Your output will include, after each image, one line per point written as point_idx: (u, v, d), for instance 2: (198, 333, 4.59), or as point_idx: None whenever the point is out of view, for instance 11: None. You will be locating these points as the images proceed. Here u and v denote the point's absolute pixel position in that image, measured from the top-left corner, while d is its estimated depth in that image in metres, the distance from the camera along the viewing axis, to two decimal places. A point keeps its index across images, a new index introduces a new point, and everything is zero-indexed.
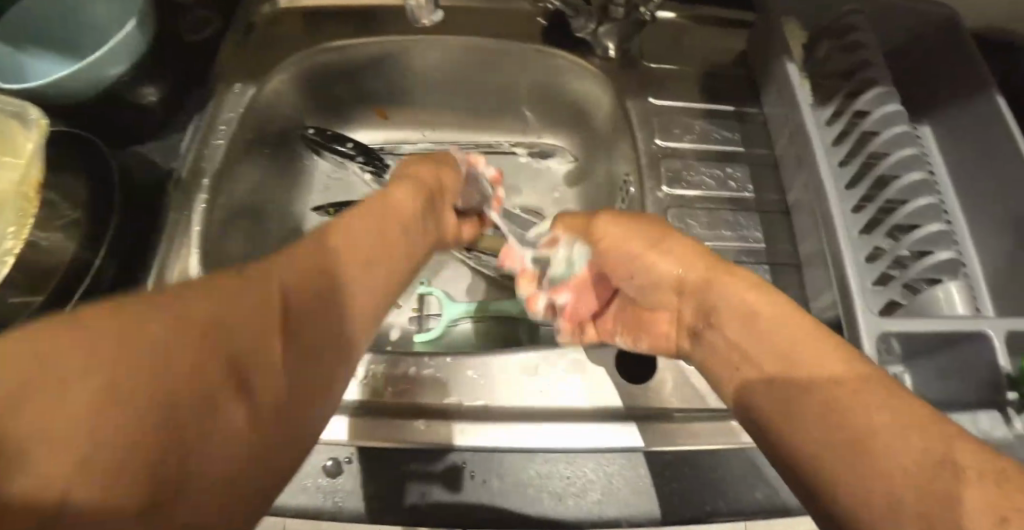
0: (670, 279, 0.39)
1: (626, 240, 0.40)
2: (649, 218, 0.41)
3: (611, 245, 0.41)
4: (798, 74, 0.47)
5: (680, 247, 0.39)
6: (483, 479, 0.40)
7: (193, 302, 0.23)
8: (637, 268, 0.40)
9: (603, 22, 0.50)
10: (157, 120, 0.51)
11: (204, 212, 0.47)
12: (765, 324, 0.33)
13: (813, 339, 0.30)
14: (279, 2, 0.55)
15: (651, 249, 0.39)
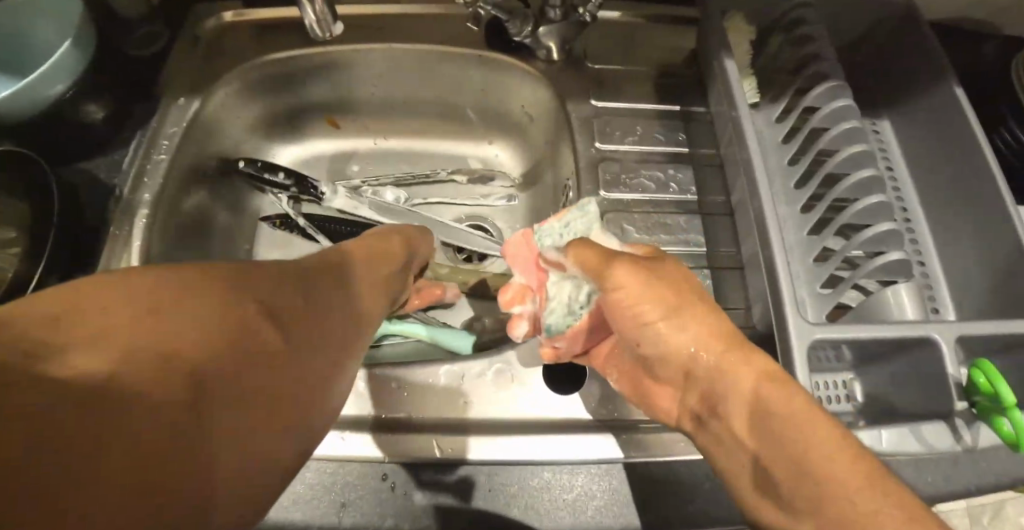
0: (679, 358, 0.35)
1: (644, 301, 0.35)
2: (676, 283, 0.36)
3: (620, 296, 0.36)
4: (736, 72, 0.46)
5: (697, 316, 0.35)
6: (496, 490, 0.39)
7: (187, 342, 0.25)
8: (646, 335, 0.36)
9: (540, 24, 0.49)
10: (101, 136, 0.52)
11: (145, 226, 0.48)
12: (736, 379, 0.33)
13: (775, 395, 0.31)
14: (224, 15, 0.56)
15: (667, 316, 0.35)
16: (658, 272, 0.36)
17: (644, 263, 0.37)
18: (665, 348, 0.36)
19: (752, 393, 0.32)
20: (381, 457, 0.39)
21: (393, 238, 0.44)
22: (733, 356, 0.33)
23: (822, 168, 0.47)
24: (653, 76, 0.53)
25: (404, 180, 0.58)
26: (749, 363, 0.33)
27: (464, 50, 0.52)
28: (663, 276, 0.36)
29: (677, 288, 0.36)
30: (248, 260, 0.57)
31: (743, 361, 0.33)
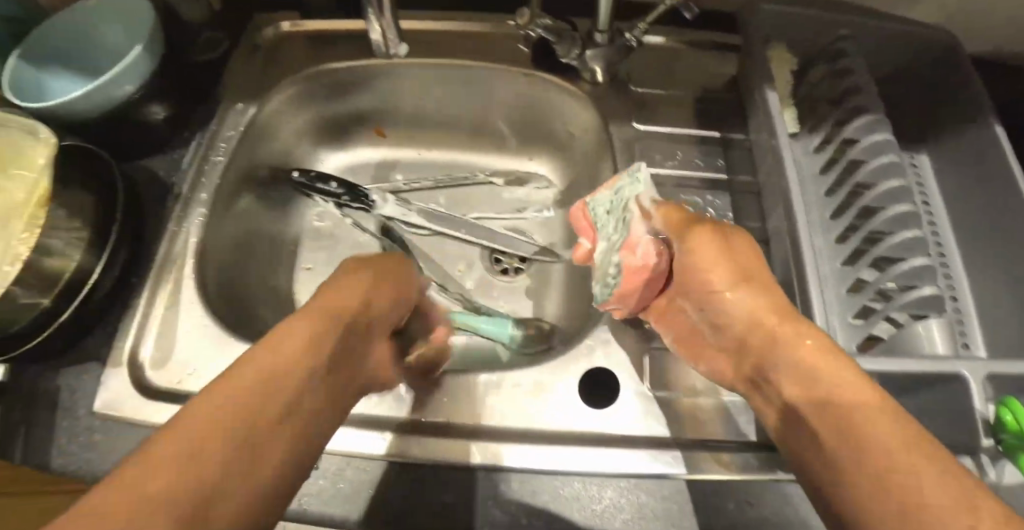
0: (739, 323, 0.38)
1: (720, 272, 0.39)
2: (737, 250, 0.39)
3: (700, 258, 0.40)
4: (775, 103, 0.47)
5: (750, 290, 0.38)
6: (520, 496, 0.40)
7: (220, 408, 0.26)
8: (714, 303, 0.39)
9: (587, 48, 0.51)
10: (164, 137, 0.55)
11: (202, 224, 0.50)
12: (791, 347, 0.34)
13: (836, 374, 0.31)
14: (282, 26, 0.58)
15: (735, 283, 0.38)
16: (731, 241, 0.40)
17: (693, 228, 0.40)
18: (726, 312, 0.39)
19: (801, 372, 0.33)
20: (420, 459, 0.41)
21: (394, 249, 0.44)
22: (782, 334, 0.35)
23: (859, 200, 0.48)
24: (694, 101, 0.54)
25: (444, 184, 0.59)
26: (798, 343, 0.34)
27: (510, 68, 0.54)
28: (733, 249, 0.39)
29: (741, 268, 0.39)
30: (293, 259, 0.58)
31: (795, 342, 0.34)
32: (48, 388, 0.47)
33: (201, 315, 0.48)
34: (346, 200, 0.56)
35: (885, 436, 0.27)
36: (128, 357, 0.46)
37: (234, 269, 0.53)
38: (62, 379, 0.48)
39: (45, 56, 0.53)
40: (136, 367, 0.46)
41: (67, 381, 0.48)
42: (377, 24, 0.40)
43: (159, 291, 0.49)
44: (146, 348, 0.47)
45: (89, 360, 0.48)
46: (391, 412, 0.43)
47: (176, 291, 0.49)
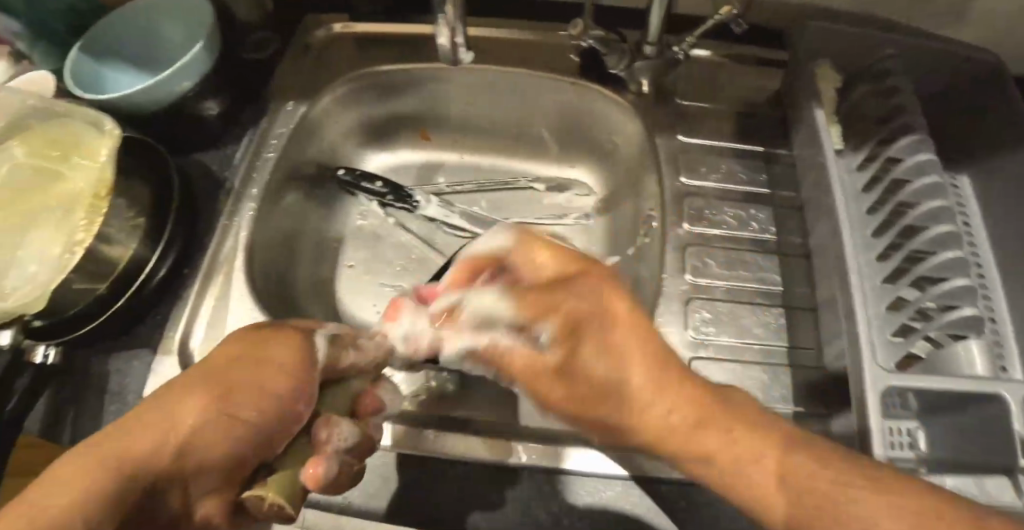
0: (659, 418, 0.35)
1: (622, 364, 0.36)
2: (637, 330, 0.37)
3: (593, 325, 0.38)
4: (823, 120, 0.48)
5: (644, 366, 0.36)
6: (561, 498, 0.41)
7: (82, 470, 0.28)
8: (625, 391, 0.36)
9: (636, 60, 0.52)
10: (218, 131, 0.56)
11: (253, 218, 0.52)
12: (715, 445, 0.32)
13: (755, 446, 0.32)
14: (333, 27, 0.60)
15: (641, 369, 0.36)
16: (590, 301, 0.38)
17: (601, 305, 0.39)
18: (642, 407, 0.35)
19: (734, 460, 0.32)
20: (466, 457, 0.42)
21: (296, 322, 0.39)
22: (705, 432, 0.33)
23: (902, 219, 0.49)
24: (737, 115, 0.55)
25: (486, 187, 0.61)
26: (720, 437, 0.32)
27: (557, 77, 0.55)
28: (621, 318, 0.37)
29: (654, 356, 0.36)
30: (334, 257, 0.59)
31: (704, 421, 0.33)
32: (100, 372, 0.48)
33: (251, 307, 0.49)
34: (390, 199, 0.58)
35: (855, 507, 0.28)
36: (179, 345, 0.48)
37: (281, 263, 0.55)
38: (114, 364, 0.49)
39: (104, 49, 0.54)
40: (186, 356, 0.47)
41: (118, 367, 0.49)
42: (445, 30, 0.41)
43: (209, 282, 0.50)
44: (196, 337, 0.48)
45: (139, 346, 0.49)
46: (438, 409, 0.45)
47: (227, 283, 0.50)
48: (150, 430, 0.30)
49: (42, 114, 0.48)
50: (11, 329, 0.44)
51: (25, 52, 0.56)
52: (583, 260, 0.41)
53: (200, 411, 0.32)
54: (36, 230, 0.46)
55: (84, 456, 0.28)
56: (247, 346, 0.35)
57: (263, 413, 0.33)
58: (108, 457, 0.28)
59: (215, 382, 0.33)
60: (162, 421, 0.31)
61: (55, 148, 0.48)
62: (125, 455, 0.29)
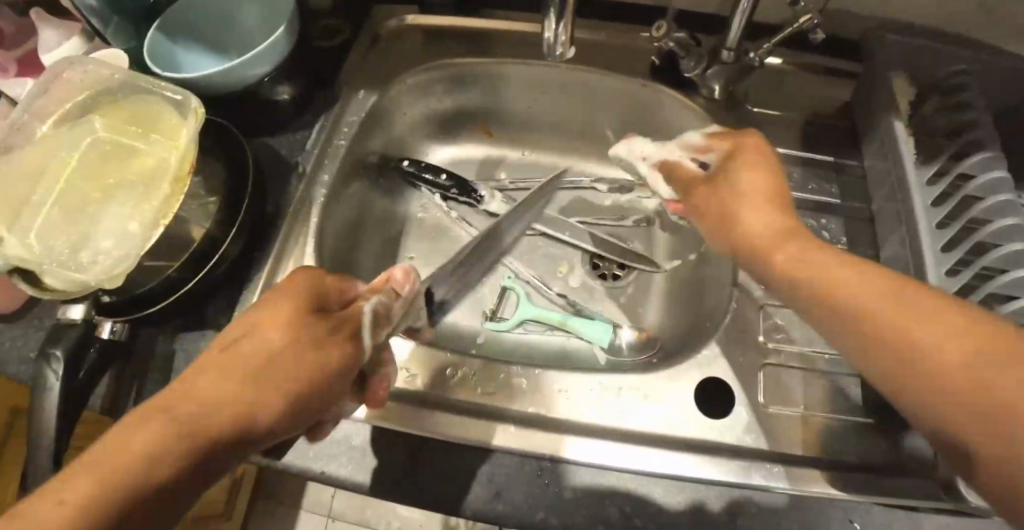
0: (790, 263, 0.37)
1: (752, 180, 0.42)
2: (766, 159, 0.42)
3: (731, 179, 0.43)
4: (903, 132, 0.49)
5: (777, 213, 0.40)
6: (607, 493, 0.41)
7: (165, 424, 0.27)
8: (749, 220, 0.40)
9: (712, 66, 0.52)
10: (288, 117, 0.56)
11: (323, 205, 0.52)
12: (846, 281, 0.33)
13: (863, 283, 0.32)
14: (405, 17, 0.60)
15: (771, 200, 0.40)
16: (744, 161, 0.43)
17: (741, 152, 0.44)
18: (747, 231, 0.40)
19: (831, 287, 0.33)
20: (540, 451, 0.42)
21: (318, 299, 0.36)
22: (796, 241, 0.37)
23: (972, 235, 0.49)
24: (807, 125, 0.55)
25: (548, 187, 0.61)
26: (798, 260, 0.36)
27: (628, 77, 0.55)
28: (755, 159, 0.42)
29: (777, 195, 0.41)
30: (396, 247, 0.60)
31: (803, 258, 0.36)
32: (166, 351, 0.48)
33: None
34: (455, 193, 0.59)
35: (910, 316, 0.29)
36: None
37: (344, 252, 0.55)
38: (181, 344, 0.49)
39: (180, 28, 0.54)
40: None
41: (184, 346, 0.49)
42: (556, 28, 0.40)
43: (278, 267, 0.50)
44: None
45: (207, 327, 0.49)
46: (507, 403, 0.45)
47: (297, 267, 0.50)
48: (202, 425, 0.28)
49: (129, 90, 0.49)
50: (84, 304, 0.44)
51: (99, 30, 0.53)
52: (733, 135, 0.45)
53: (265, 388, 0.31)
54: (109, 203, 0.46)
55: (88, 473, 0.24)
56: (299, 336, 0.33)
57: (317, 379, 0.33)
58: (125, 463, 0.25)
59: (262, 369, 0.31)
60: (212, 414, 0.29)
61: (133, 124, 0.48)
62: (201, 432, 0.27)
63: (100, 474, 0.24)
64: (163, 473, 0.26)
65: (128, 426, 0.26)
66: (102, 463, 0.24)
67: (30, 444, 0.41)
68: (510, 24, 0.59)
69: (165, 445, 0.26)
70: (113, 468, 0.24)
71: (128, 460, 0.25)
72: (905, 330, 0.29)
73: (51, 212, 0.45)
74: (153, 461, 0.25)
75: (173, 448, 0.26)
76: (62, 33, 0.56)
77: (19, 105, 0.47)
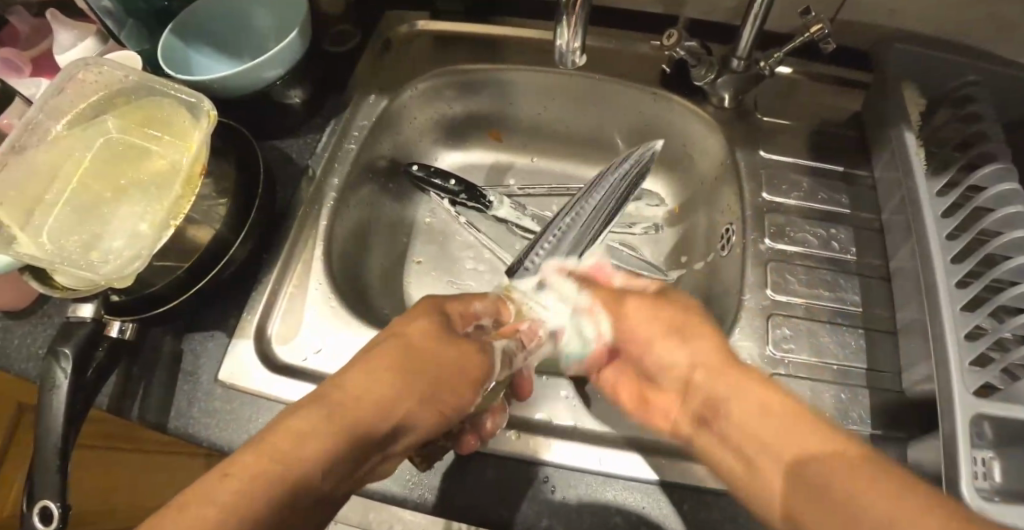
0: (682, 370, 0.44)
1: (680, 372, 0.44)
2: (677, 308, 0.46)
3: (658, 354, 0.46)
4: (913, 144, 0.48)
5: (699, 341, 0.43)
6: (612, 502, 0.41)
7: (307, 419, 0.32)
8: (653, 354, 0.46)
9: (722, 74, 0.52)
10: (299, 120, 0.56)
11: (333, 209, 0.53)
12: (715, 395, 0.41)
13: (748, 407, 0.39)
14: (416, 23, 0.60)
15: (667, 336, 0.45)
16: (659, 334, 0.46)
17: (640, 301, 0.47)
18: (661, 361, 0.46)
19: (733, 443, 0.39)
20: (549, 458, 0.42)
21: (424, 317, 0.42)
22: (723, 382, 0.41)
23: (984, 246, 0.48)
24: (815, 134, 0.56)
25: (557, 192, 0.61)
26: (734, 399, 0.40)
27: (638, 85, 0.56)
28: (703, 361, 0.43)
29: (716, 362, 0.42)
30: (405, 251, 0.60)
31: (733, 466, 0.38)
32: (174, 350, 0.48)
33: (328, 297, 0.50)
34: (463, 198, 0.59)
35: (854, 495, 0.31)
36: (256, 329, 0.48)
37: (352, 254, 0.55)
38: (189, 343, 0.49)
39: (192, 29, 0.55)
40: (264, 339, 0.48)
41: (192, 346, 0.49)
42: (565, 36, 0.40)
43: (288, 270, 0.51)
44: (273, 323, 0.49)
45: (216, 328, 0.49)
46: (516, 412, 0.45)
47: (306, 270, 0.51)
48: (340, 416, 0.33)
49: (144, 91, 0.50)
50: (95, 302, 0.44)
51: (113, 32, 0.54)
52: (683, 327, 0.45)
53: (402, 392, 0.37)
54: (119, 204, 0.46)
55: (262, 447, 0.30)
56: (432, 335, 0.41)
57: (444, 389, 0.39)
58: (284, 446, 0.30)
59: (401, 367, 0.38)
60: (349, 410, 0.34)
61: (148, 125, 0.49)
62: (353, 426, 0.33)
63: (267, 460, 0.29)
64: (316, 452, 0.31)
65: (294, 418, 0.32)
66: (273, 443, 0.30)
67: (35, 444, 0.40)
68: (519, 32, 0.59)
69: (318, 432, 0.32)
70: (275, 452, 0.30)
71: (286, 445, 0.31)
72: (789, 468, 0.35)
73: (64, 210, 0.45)
74: (323, 451, 0.31)
75: (327, 436, 0.32)
76: (77, 34, 0.57)
77: (34, 102, 0.47)
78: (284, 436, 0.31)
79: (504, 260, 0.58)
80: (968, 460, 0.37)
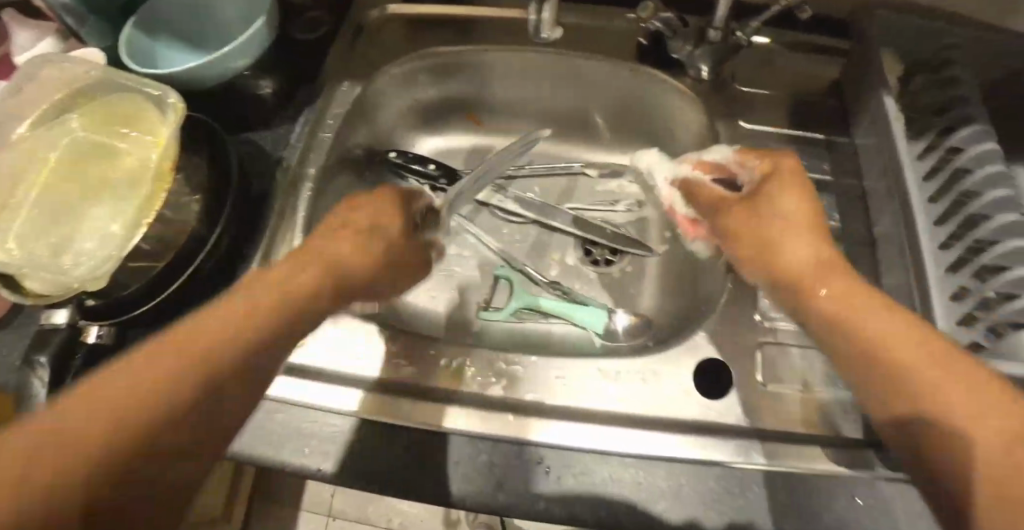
0: (774, 269, 0.41)
1: (807, 260, 0.39)
2: (789, 173, 0.43)
3: (766, 205, 0.43)
4: (892, 109, 0.48)
5: (810, 241, 0.40)
6: (600, 482, 0.40)
7: (140, 360, 0.28)
8: (764, 218, 0.43)
9: (699, 45, 0.51)
10: (271, 111, 0.54)
11: (308, 201, 0.52)
12: (850, 315, 0.35)
13: (926, 362, 0.31)
14: (388, 7, 0.59)
15: (790, 194, 0.42)
16: (780, 188, 0.43)
17: (772, 190, 0.43)
18: (784, 252, 0.41)
19: (893, 357, 0.32)
20: (543, 439, 0.42)
21: (372, 205, 0.46)
22: (861, 299, 0.35)
23: (965, 209, 0.48)
24: (796, 104, 0.55)
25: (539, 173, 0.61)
26: (863, 311, 0.34)
27: (616, 62, 0.55)
28: (788, 185, 0.43)
29: (804, 220, 0.41)
30: None
31: (852, 292, 0.36)
32: None
33: None
34: (443, 183, 0.58)
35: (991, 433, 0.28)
36: None
37: None
38: None
39: (158, 26, 0.53)
40: None
41: None
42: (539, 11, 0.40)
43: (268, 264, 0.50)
44: None
45: None
46: (509, 395, 0.44)
47: None
48: (188, 353, 0.30)
49: (108, 88, 0.48)
50: (68, 309, 0.43)
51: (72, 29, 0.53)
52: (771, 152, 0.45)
53: (249, 320, 0.33)
54: (88, 206, 0.44)
55: (81, 400, 0.26)
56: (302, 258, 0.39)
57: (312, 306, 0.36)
58: (105, 403, 0.27)
59: (265, 296, 0.34)
60: (199, 345, 0.30)
61: (115, 124, 0.48)
62: (209, 360, 0.30)
63: (70, 466, 0.25)
64: (141, 397, 0.27)
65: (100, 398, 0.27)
66: (98, 389, 0.27)
67: None
68: (490, 12, 0.58)
69: (150, 373, 0.28)
70: (102, 401, 0.27)
71: (112, 401, 0.27)
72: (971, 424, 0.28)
73: (30, 214, 0.44)
74: (154, 393, 0.28)
75: (158, 377, 0.28)
76: (36, 34, 0.55)
77: None
78: (112, 383, 0.27)
79: (489, 245, 0.56)
80: None
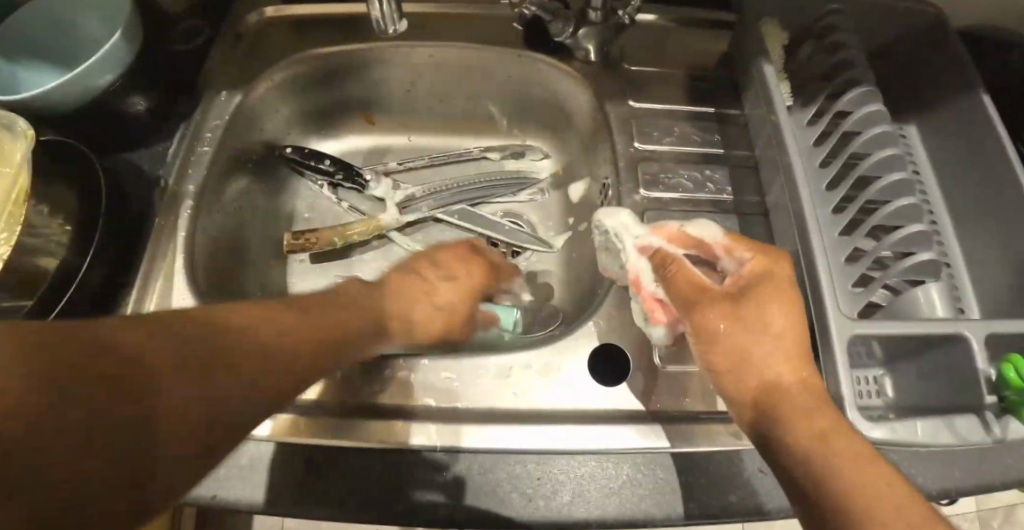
0: (754, 387, 0.36)
1: (789, 401, 0.34)
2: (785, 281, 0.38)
3: (758, 311, 0.37)
4: (771, 75, 0.48)
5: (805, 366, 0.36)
6: (495, 482, 0.40)
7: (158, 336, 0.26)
8: (748, 326, 0.37)
9: (580, 27, 0.51)
10: (145, 127, 0.52)
11: (190, 217, 0.48)
12: (790, 399, 0.34)
13: (848, 462, 0.30)
14: (266, 10, 0.57)
15: (786, 305, 0.37)
16: (772, 295, 0.38)
17: (766, 289, 0.38)
18: (764, 363, 0.36)
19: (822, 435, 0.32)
20: (436, 444, 0.40)
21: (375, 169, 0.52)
22: (820, 414, 0.33)
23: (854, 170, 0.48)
24: (687, 79, 0.55)
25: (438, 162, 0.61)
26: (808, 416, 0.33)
27: (503, 50, 0.54)
28: (784, 293, 0.38)
29: (798, 341, 0.37)
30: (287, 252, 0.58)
31: (809, 403, 0.34)
32: None
33: None
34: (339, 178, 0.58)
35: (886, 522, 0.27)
36: None
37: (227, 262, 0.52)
38: None
39: (15, 45, 0.50)
40: None
41: None
42: (380, 6, 0.43)
43: None
44: None
45: None
46: (402, 402, 0.43)
47: None
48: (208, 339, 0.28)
49: None
50: None
51: None
52: (764, 249, 0.40)
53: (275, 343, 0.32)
54: None
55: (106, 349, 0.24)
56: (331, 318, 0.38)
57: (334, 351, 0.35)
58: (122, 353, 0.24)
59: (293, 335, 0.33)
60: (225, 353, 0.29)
61: None
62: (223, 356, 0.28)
63: (152, 380, 0.24)
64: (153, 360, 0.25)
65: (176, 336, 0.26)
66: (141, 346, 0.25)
67: None
68: None
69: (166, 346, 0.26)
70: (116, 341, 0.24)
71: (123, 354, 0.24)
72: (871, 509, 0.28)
73: None
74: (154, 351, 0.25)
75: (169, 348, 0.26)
76: None
77: None
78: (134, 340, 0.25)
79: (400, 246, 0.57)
80: (847, 378, 0.37)
